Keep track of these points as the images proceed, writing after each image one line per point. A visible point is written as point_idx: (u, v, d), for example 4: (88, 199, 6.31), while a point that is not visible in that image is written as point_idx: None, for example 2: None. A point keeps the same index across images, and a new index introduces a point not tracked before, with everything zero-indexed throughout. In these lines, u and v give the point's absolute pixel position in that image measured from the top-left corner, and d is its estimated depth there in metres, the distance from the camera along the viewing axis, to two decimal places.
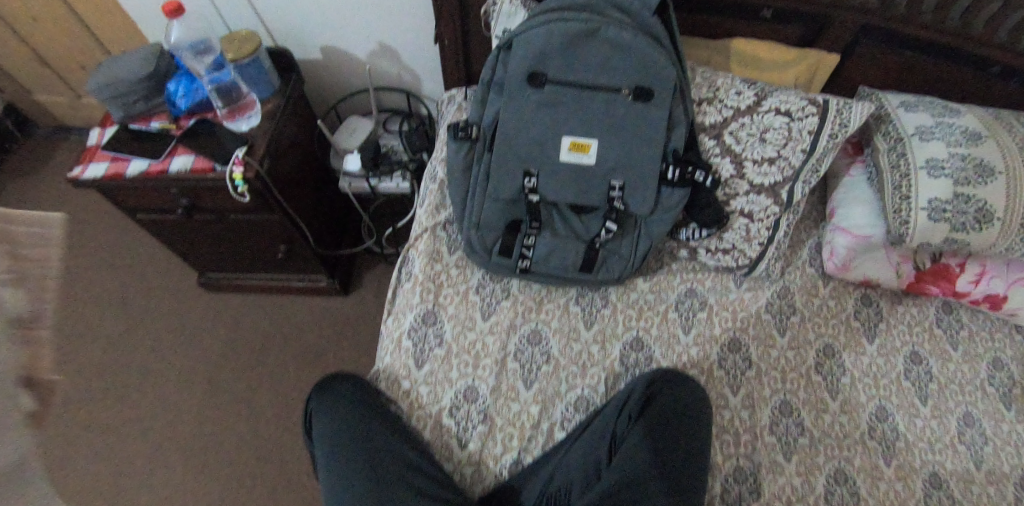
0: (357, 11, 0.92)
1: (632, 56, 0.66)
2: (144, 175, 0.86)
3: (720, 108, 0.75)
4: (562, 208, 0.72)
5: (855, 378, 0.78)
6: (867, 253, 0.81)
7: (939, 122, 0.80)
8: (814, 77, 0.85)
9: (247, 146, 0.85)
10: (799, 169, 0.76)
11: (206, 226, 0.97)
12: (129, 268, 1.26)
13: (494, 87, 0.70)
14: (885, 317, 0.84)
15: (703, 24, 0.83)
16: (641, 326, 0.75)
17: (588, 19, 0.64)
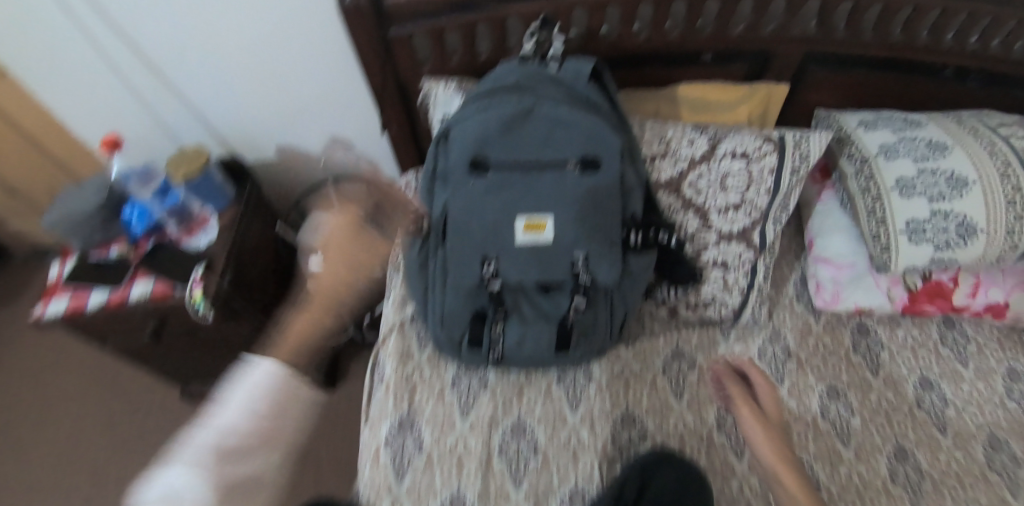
0: (307, 108, 0.92)
1: (572, 129, 0.64)
2: (104, 306, 0.83)
3: (675, 160, 0.73)
4: (528, 289, 0.69)
5: (866, 419, 0.73)
6: (852, 283, 0.79)
7: (902, 138, 0.77)
8: (768, 109, 0.83)
9: (207, 263, 0.83)
10: (767, 209, 0.74)
11: (176, 345, 0.94)
12: (99, 391, 1.20)
13: (439, 177, 0.68)
14: (886, 346, 0.79)
15: (648, 76, 0.83)
16: (629, 399, 0.72)
17: (522, 101, 0.64)
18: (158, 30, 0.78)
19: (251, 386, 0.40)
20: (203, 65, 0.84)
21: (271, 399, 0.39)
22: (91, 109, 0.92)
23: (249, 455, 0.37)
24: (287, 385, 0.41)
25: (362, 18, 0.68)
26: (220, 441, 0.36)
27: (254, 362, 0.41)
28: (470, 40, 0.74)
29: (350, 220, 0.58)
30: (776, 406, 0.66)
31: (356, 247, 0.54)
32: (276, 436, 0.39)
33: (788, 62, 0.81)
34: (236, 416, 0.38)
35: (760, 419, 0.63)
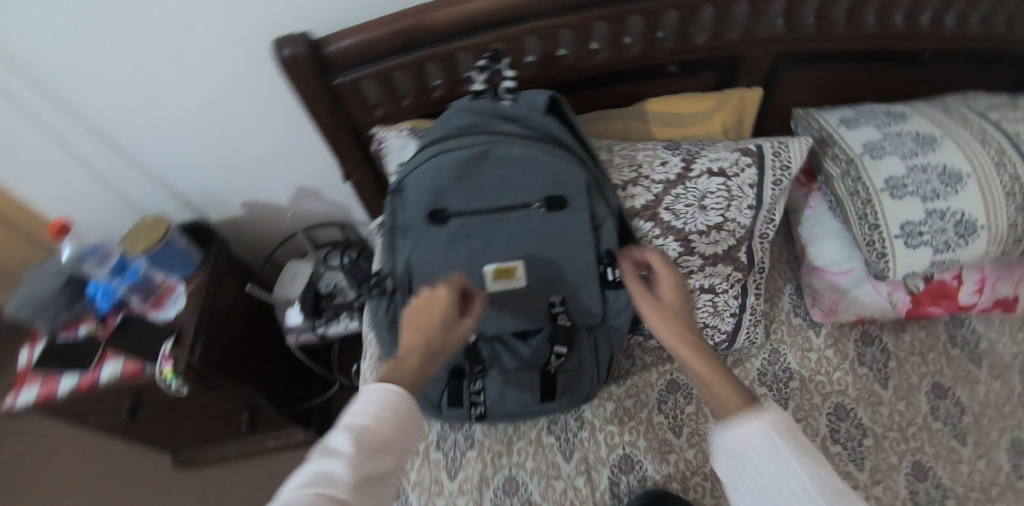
0: (270, 159, 0.90)
1: (533, 168, 0.61)
2: (76, 390, 0.80)
3: (649, 185, 0.69)
4: (505, 338, 0.66)
5: (879, 436, 0.68)
6: (848, 294, 0.74)
7: (888, 133, 0.73)
8: (743, 115, 0.79)
9: (176, 336, 0.80)
10: (752, 225, 0.70)
11: (157, 418, 0.90)
12: (86, 467, 1.15)
13: (398, 231, 0.64)
14: (894, 354, 0.75)
15: (613, 95, 0.79)
16: (626, 441, 0.67)
17: (474, 144, 0.59)
18: (104, 97, 0.75)
19: (378, 397, 0.44)
20: (154, 127, 0.81)
21: (396, 411, 0.43)
22: (44, 182, 0.89)
23: (376, 461, 0.40)
24: (405, 403, 0.44)
25: (303, 70, 0.66)
26: (357, 440, 0.40)
27: (381, 384, 0.45)
28: (421, 78, 0.71)
29: (449, 286, 0.53)
30: (675, 290, 0.51)
31: (440, 323, 0.51)
32: (396, 447, 0.42)
33: (758, 65, 0.77)
34: (368, 421, 0.42)
35: (655, 303, 0.50)
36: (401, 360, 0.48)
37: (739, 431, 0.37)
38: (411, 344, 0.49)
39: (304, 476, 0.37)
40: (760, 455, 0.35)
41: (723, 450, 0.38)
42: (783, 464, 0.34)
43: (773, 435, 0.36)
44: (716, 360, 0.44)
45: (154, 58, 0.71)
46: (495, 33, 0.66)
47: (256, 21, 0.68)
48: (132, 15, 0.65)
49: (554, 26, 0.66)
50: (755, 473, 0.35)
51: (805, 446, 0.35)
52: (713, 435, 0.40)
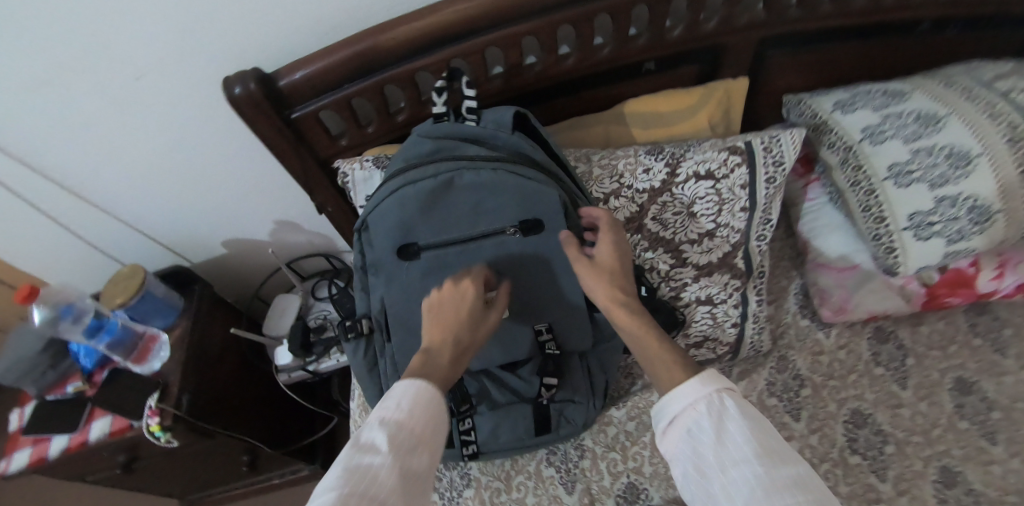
0: (245, 195, 0.87)
1: (501, 192, 0.57)
2: (65, 451, 0.78)
3: (632, 195, 0.65)
4: (493, 371, 0.64)
5: (901, 442, 0.63)
6: (861, 286, 0.69)
7: (886, 115, 0.67)
8: (730, 107, 0.75)
9: (161, 390, 0.77)
10: (747, 228, 0.66)
11: (155, 469, 0.88)
12: None
13: (371, 269, 0.63)
14: (911, 350, 0.71)
15: (591, 100, 0.76)
16: (630, 468, 0.64)
17: (437, 174, 0.56)
18: (67, 150, 0.73)
19: (407, 392, 0.45)
20: (121, 178, 0.79)
21: (427, 405, 0.45)
22: (23, 239, 0.88)
23: (412, 454, 0.41)
24: (435, 398, 0.46)
25: (257, 107, 0.62)
26: (391, 433, 0.41)
27: (410, 380, 0.46)
28: (382, 103, 0.67)
29: (475, 281, 0.55)
30: (612, 251, 0.55)
31: (466, 319, 0.52)
32: (429, 441, 0.43)
33: (741, 53, 0.73)
34: (400, 414, 0.43)
35: (593, 268, 0.54)
36: (433, 354, 0.50)
37: (686, 397, 0.43)
38: (441, 338, 0.51)
39: (341, 467, 0.38)
40: (704, 416, 0.41)
41: (672, 421, 0.44)
42: (724, 423, 0.41)
43: (718, 398, 0.42)
44: (657, 330, 0.50)
45: (110, 108, 0.69)
46: (454, 49, 0.62)
47: (206, 59, 0.65)
48: (78, 67, 0.63)
49: (516, 34, 0.62)
50: (700, 435, 0.41)
51: (745, 409, 0.42)
52: (664, 404, 0.45)
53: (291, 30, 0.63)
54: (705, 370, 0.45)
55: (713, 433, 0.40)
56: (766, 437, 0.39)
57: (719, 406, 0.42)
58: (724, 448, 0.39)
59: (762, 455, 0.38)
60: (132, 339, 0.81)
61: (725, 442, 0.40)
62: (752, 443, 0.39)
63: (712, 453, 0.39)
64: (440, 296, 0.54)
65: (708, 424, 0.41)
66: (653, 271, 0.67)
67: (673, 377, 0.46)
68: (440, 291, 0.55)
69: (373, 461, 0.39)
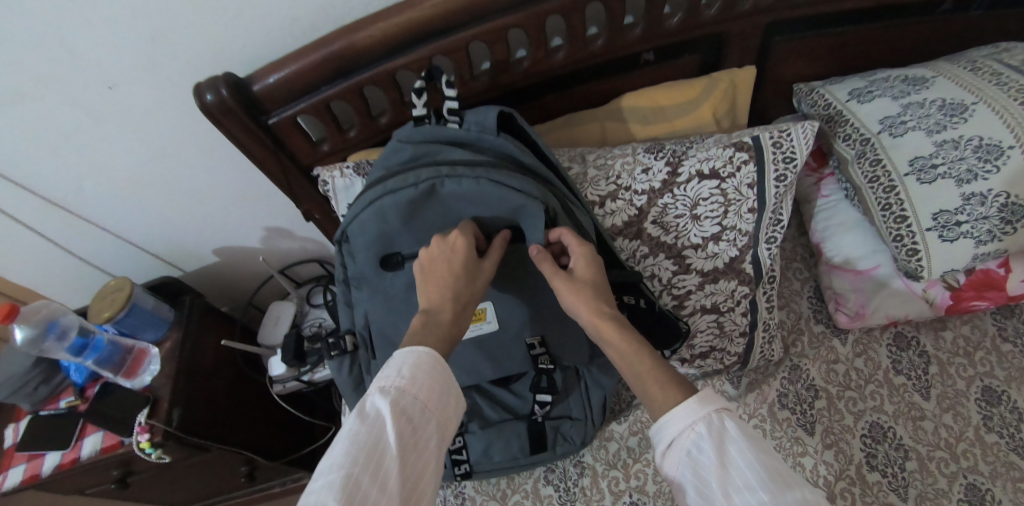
0: (232, 202, 0.84)
1: (487, 199, 0.53)
2: (59, 468, 0.77)
3: (631, 197, 0.61)
4: (485, 387, 0.62)
5: (924, 458, 0.59)
6: (878, 291, 0.65)
7: (907, 105, 0.62)
8: (737, 98, 0.70)
9: (150, 405, 0.75)
10: (756, 231, 0.61)
11: (152, 482, 0.88)
12: None
13: (354, 282, 0.61)
14: (933, 357, 0.66)
15: (585, 95, 0.71)
16: (633, 487, 0.60)
17: (417, 183, 0.52)
18: (42, 162, 0.70)
19: (407, 359, 0.42)
20: (104, 189, 0.77)
21: (429, 372, 0.42)
22: (13, 251, 0.87)
23: (419, 422, 0.39)
24: (439, 362, 0.43)
25: (231, 114, 0.59)
26: (394, 403, 0.39)
27: (411, 346, 0.43)
28: (363, 105, 0.64)
29: (463, 231, 0.50)
30: (588, 262, 0.50)
31: (462, 271, 0.48)
32: (437, 407, 0.41)
33: (747, 41, 0.68)
34: (403, 382, 0.40)
35: (572, 282, 0.49)
36: (433, 313, 0.47)
37: (683, 418, 0.40)
38: (438, 296, 0.48)
39: (346, 441, 0.36)
40: (704, 438, 0.38)
41: (670, 445, 0.40)
42: (725, 446, 0.37)
43: (716, 418, 0.39)
44: (647, 348, 0.45)
45: (83, 119, 0.66)
46: (434, 46, 0.58)
47: (178, 65, 0.61)
48: (43, 76, 0.59)
49: (500, 28, 0.58)
50: (700, 458, 0.37)
51: (745, 429, 0.38)
52: (661, 426, 0.41)
53: (264, 29, 0.59)
54: (701, 390, 0.41)
55: (713, 456, 0.37)
56: (770, 459, 0.36)
57: (718, 427, 0.38)
58: (726, 474, 0.36)
59: (767, 478, 0.35)
60: (120, 354, 0.78)
61: (726, 466, 0.36)
62: (756, 466, 0.35)
63: (714, 479, 0.36)
64: (429, 252, 0.50)
65: (708, 447, 0.37)
66: (654, 278, 0.63)
67: (666, 397, 0.42)
68: (430, 246, 0.50)
69: (379, 433, 0.37)
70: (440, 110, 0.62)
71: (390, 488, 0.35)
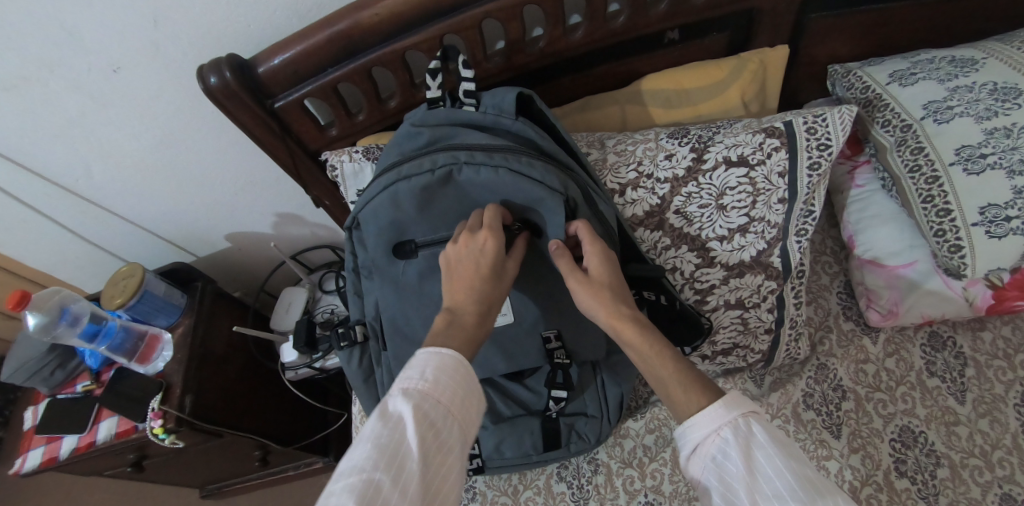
0: (241, 188, 0.83)
1: (505, 189, 0.50)
2: (75, 451, 0.78)
3: (653, 185, 0.58)
4: (497, 381, 0.60)
5: (957, 466, 0.56)
6: (913, 290, 0.62)
7: (954, 88, 0.58)
8: (767, 81, 0.66)
9: (163, 392, 0.75)
10: (785, 222, 0.58)
11: (167, 465, 0.89)
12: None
13: (365, 271, 0.59)
14: (970, 359, 0.63)
15: (605, 77, 0.68)
16: (648, 487, 0.59)
17: (433, 169, 0.50)
18: (49, 146, 0.69)
19: (430, 361, 0.40)
20: (113, 175, 0.76)
21: (453, 376, 0.40)
22: (29, 235, 0.87)
23: (442, 429, 0.37)
24: (462, 367, 0.41)
25: (236, 97, 0.57)
26: (417, 406, 0.37)
27: (434, 348, 0.41)
28: (371, 87, 0.61)
29: (495, 233, 0.47)
30: (603, 259, 0.47)
31: (490, 274, 0.46)
32: (461, 414, 0.39)
33: (779, 18, 0.63)
34: (425, 384, 0.38)
35: (589, 280, 0.46)
36: (458, 315, 0.45)
37: (708, 422, 0.37)
38: (463, 297, 0.46)
39: (367, 444, 0.34)
40: (730, 444, 0.35)
41: (694, 450, 0.38)
42: (752, 452, 0.35)
43: (743, 423, 0.36)
44: (670, 349, 0.42)
45: (88, 104, 0.64)
46: (445, 24, 0.55)
47: (180, 47, 0.59)
48: (44, 59, 0.58)
49: (515, 5, 0.54)
50: (726, 465, 0.35)
51: (776, 434, 0.36)
52: (684, 432, 0.38)
53: (268, 9, 0.57)
54: (727, 392, 0.38)
55: (740, 463, 0.34)
56: (802, 466, 0.33)
57: (745, 432, 0.36)
58: (755, 482, 0.33)
59: (799, 488, 0.32)
60: (132, 341, 0.78)
61: (755, 474, 0.34)
62: (787, 474, 0.33)
63: (741, 487, 0.33)
64: (456, 253, 0.47)
65: (734, 453, 0.35)
66: (676, 272, 0.60)
67: (688, 401, 0.40)
68: (457, 245, 0.48)
69: (401, 436, 0.35)
70: (453, 92, 0.58)
71: (413, 495, 0.33)
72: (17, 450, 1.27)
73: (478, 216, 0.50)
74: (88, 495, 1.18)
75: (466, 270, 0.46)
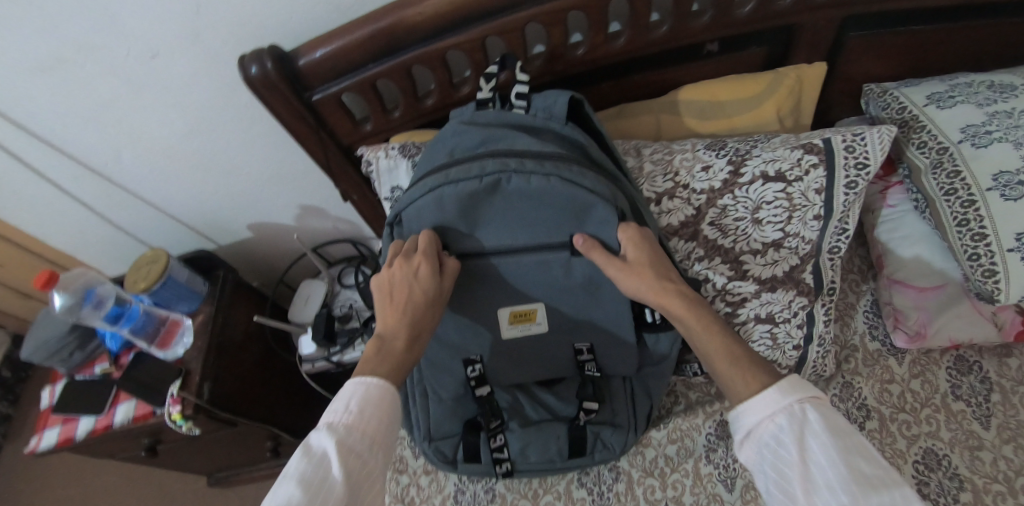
0: (268, 180, 0.84)
1: (555, 203, 0.51)
2: (91, 433, 0.78)
3: (690, 196, 0.58)
4: (529, 387, 0.63)
5: (980, 491, 0.56)
6: (942, 311, 0.61)
7: (992, 114, 0.58)
8: (801, 97, 0.66)
9: (182, 379, 0.76)
10: (819, 238, 0.58)
11: (177, 451, 0.89)
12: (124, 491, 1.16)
13: None
14: (997, 384, 0.62)
15: (641, 85, 0.68)
16: (669, 497, 0.59)
17: (482, 175, 0.49)
18: (80, 128, 0.70)
19: (356, 392, 0.42)
20: (141, 159, 0.76)
21: (377, 405, 0.42)
22: (52, 215, 0.87)
23: (367, 456, 0.39)
24: (387, 394, 0.43)
25: (274, 88, 0.58)
26: (341, 440, 0.38)
27: (360, 378, 0.43)
28: (410, 85, 0.62)
29: (427, 256, 0.49)
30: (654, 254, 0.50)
31: (421, 300, 0.49)
32: (383, 442, 0.41)
33: (819, 35, 0.63)
34: (350, 418, 0.40)
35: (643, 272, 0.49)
36: (387, 340, 0.47)
37: (765, 409, 0.41)
38: (395, 323, 0.48)
39: (292, 482, 0.35)
40: (785, 430, 0.39)
41: (749, 435, 0.41)
42: (807, 439, 0.38)
43: (798, 409, 0.39)
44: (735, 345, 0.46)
45: (125, 88, 0.65)
46: (488, 26, 0.56)
47: (221, 36, 0.59)
48: (83, 41, 0.58)
49: (560, 10, 0.55)
50: (780, 450, 0.38)
51: (832, 421, 0.38)
52: (740, 416, 0.42)
53: (312, 3, 0.57)
54: (785, 378, 0.42)
55: (794, 451, 0.37)
56: (856, 457, 0.35)
57: (800, 418, 0.39)
58: (806, 471, 0.36)
59: (852, 480, 0.34)
60: (154, 325, 0.79)
61: (808, 463, 0.36)
62: (839, 465, 0.35)
63: (795, 475, 0.36)
64: (391, 275, 0.49)
65: (789, 439, 0.38)
66: (708, 283, 0.59)
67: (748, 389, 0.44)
68: (391, 268, 0.49)
69: (325, 469, 0.36)
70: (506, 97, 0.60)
71: None
72: (23, 429, 1.27)
73: (411, 240, 0.52)
74: (94, 478, 1.18)
75: (389, 297, 0.49)
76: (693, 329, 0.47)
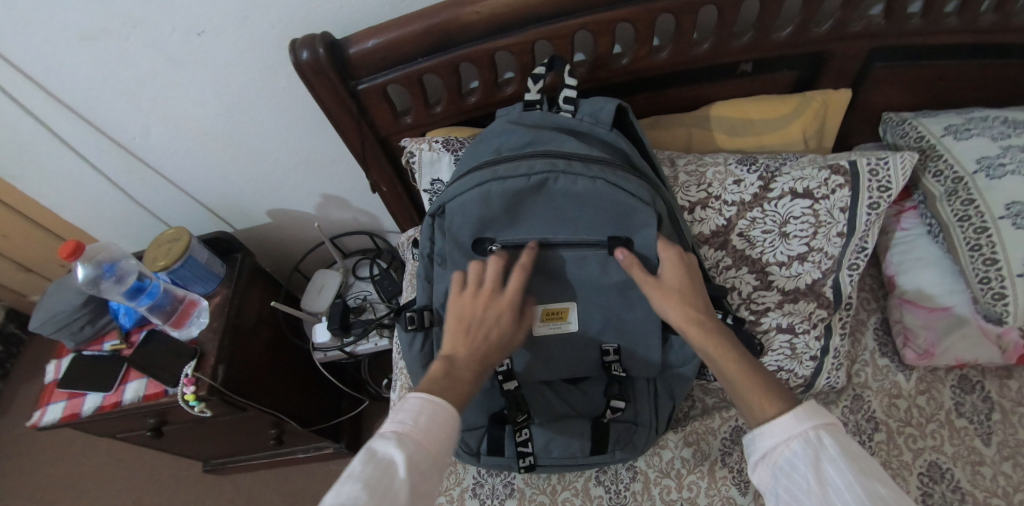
0: (296, 167, 0.84)
1: (597, 205, 0.52)
2: (98, 410, 0.77)
3: (720, 207, 0.60)
4: (554, 384, 0.64)
5: (980, 503, 0.58)
6: (950, 331, 0.64)
7: (1007, 148, 0.61)
8: (826, 121, 0.69)
9: (197, 359, 0.75)
10: (841, 256, 0.61)
11: (182, 434, 0.87)
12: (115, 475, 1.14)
13: (438, 259, 0.59)
14: (997, 403, 0.66)
15: (675, 99, 0.70)
16: (685, 498, 0.60)
17: (529, 174, 0.51)
18: (112, 101, 0.69)
19: (423, 408, 0.41)
20: (170, 137, 0.76)
21: (441, 426, 0.41)
22: (70, 188, 0.86)
23: (426, 473, 0.38)
24: (451, 417, 0.42)
25: (323, 74, 0.59)
26: (407, 452, 0.38)
27: (425, 394, 0.43)
28: (455, 82, 0.63)
29: (512, 306, 0.51)
30: (682, 276, 0.51)
31: (499, 344, 0.49)
32: (441, 462, 0.40)
33: (847, 64, 0.66)
34: (415, 431, 0.39)
35: (663, 289, 0.50)
36: (457, 368, 0.46)
37: (781, 433, 0.40)
38: (466, 353, 0.47)
39: (356, 482, 0.34)
40: (800, 456, 0.38)
41: (763, 457, 0.41)
42: (822, 464, 0.37)
43: (814, 435, 0.39)
44: (759, 372, 0.45)
45: (165, 65, 0.65)
46: (540, 30, 0.57)
47: (271, 20, 0.60)
48: (130, 14, 0.58)
49: (610, 20, 0.57)
50: (795, 475, 0.38)
51: (848, 448, 0.38)
52: (755, 439, 0.42)
53: None
54: (801, 405, 0.41)
55: (811, 476, 0.37)
56: (874, 484, 0.35)
57: (817, 443, 0.38)
58: (824, 494, 0.35)
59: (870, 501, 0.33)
60: (172, 303, 0.78)
61: (825, 486, 0.36)
62: (856, 488, 0.35)
63: (812, 500, 0.36)
64: (474, 309, 0.50)
65: (804, 465, 0.38)
66: (734, 291, 0.62)
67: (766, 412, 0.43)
68: (475, 302, 0.50)
69: (390, 478, 0.35)
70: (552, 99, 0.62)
71: None
72: (10, 407, 1.23)
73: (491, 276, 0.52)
74: (83, 460, 1.15)
75: (467, 330, 0.49)
76: (710, 353, 0.47)
